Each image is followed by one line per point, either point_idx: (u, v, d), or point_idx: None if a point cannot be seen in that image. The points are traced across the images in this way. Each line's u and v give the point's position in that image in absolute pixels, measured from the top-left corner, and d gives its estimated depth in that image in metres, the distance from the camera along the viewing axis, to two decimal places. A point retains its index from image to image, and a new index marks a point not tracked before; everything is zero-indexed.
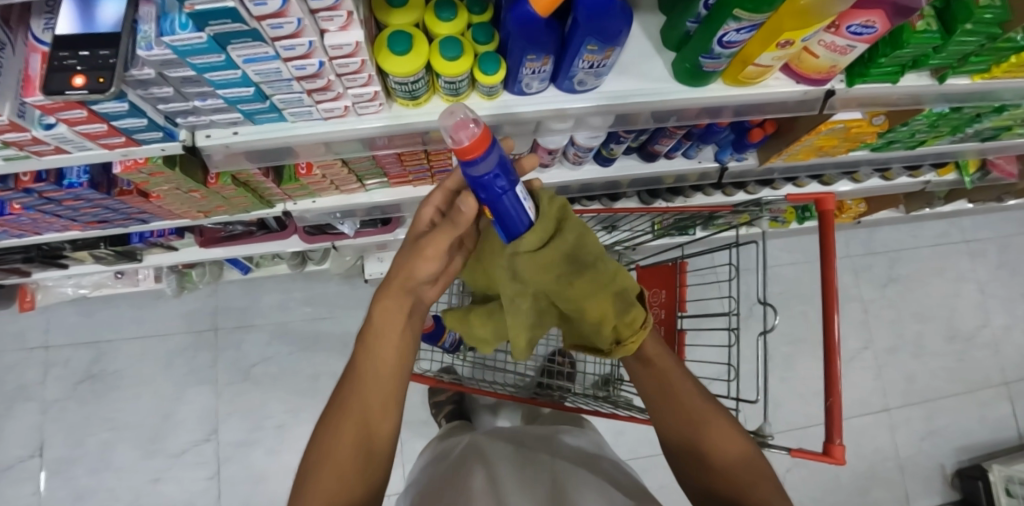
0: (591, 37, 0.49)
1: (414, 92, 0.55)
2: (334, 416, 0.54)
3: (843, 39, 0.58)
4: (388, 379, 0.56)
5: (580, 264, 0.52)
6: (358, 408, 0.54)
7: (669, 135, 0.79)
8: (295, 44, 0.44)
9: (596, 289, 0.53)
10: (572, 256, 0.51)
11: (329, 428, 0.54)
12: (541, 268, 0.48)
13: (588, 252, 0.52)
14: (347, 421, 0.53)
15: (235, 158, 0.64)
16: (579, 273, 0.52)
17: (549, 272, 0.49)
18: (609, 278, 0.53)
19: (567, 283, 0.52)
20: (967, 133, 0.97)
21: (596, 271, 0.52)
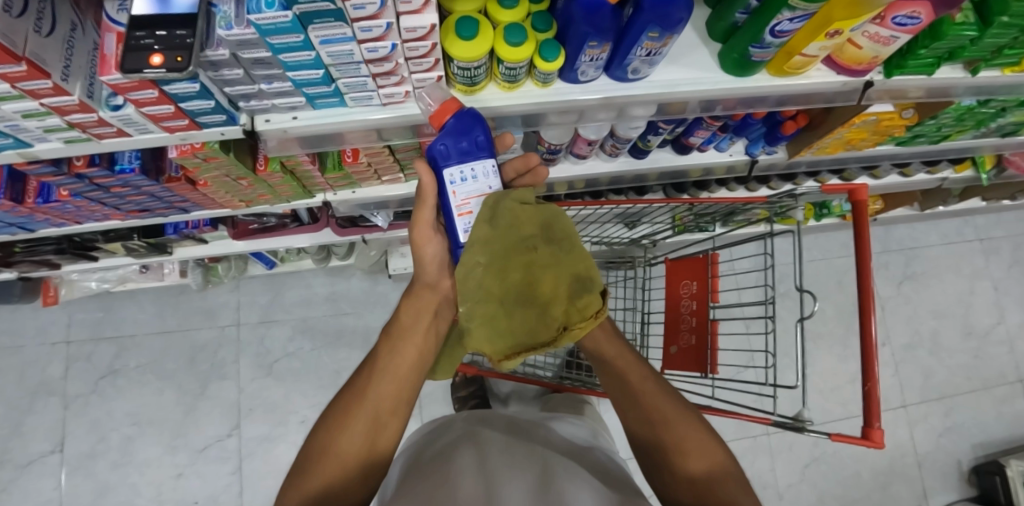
0: (653, 24, 0.50)
1: (474, 78, 0.57)
2: (350, 400, 0.56)
3: (887, 30, 0.59)
4: (408, 375, 0.58)
5: (553, 233, 0.52)
6: (373, 396, 0.56)
7: (705, 127, 0.81)
8: (373, 25, 0.45)
9: (563, 260, 0.50)
10: (549, 222, 0.52)
11: (342, 410, 0.55)
12: (514, 217, 0.51)
13: (561, 227, 0.53)
14: (360, 407, 0.55)
15: (289, 144, 0.65)
16: (551, 241, 0.51)
17: (523, 223, 0.51)
18: (576, 257, 0.51)
19: (534, 243, 0.51)
20: (990, 128, 0.99)
21: (560, 248, 0.51)
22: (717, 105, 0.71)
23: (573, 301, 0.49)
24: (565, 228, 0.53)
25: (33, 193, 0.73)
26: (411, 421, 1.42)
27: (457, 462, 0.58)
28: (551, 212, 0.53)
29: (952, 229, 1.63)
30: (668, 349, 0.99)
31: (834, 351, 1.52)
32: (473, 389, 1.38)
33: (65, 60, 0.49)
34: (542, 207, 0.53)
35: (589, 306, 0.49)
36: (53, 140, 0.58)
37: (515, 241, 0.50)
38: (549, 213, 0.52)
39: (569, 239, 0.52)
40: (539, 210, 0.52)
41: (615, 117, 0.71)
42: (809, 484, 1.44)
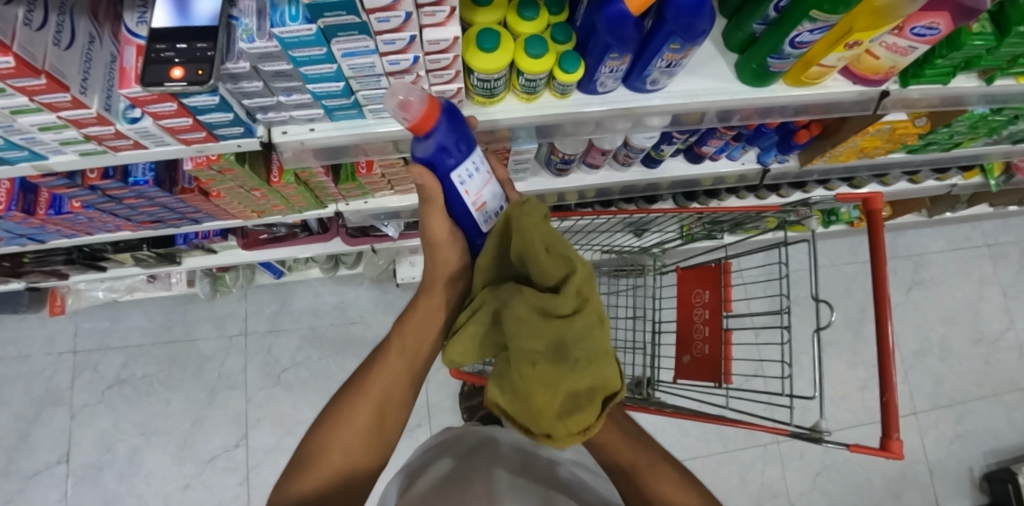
0: (676, 35, 0.50)
1: (493, 90, 0.57)
2: (353, 390, 0.57)
3: (904, 41, 0.59)
4: (411, 369, 0.60)
5: (564, 354, 0.45)
6: (378, 389, 0.57)
7: (719, 136, 0.81)
8: (396, 38, 0.44)
9: (565, 379, 0.44)
10: (560, 340, 0.44)
11: (345, 402, 0.56)
12: (519, 327, 0.45)
13: (576, 348, 0.44)
14: (364, 400, 0.55)
15: (305, 155, 0.65)
16: (552, 361, 0.45)
17: (530, 340, 0.45)
18: (585, 374, 0.45)
19: (534, 360, 0.45)
20: (1001, 135, 0.99)
21: (570, 368, 0.44)
22: (734, 114, 0.71)
23: (563, 414, 0.45)
24: (585, 338, 0.45)
25: (44, 204, 0.72)
26: (419, 430, 1.40)
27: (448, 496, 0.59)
28: (578, 320, 0.45)
29: (960, 235, 1.63)
30: (681, 359, 0.98)
31: (844, 358, 1.51)
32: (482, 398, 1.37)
33: (83, 73, 0.48)
34: (559, 302, 0.44)
35: (579, 422, 0.45)
36: (68, 152, 0.58)
37: (515, 353, 0.45)
38: (573, 314, 0.45)
39: (589, 352, 0.45)
40: (562, 313, 0.44)
41: (632, 127, 0.71)
42: (821, 492, 1.43)
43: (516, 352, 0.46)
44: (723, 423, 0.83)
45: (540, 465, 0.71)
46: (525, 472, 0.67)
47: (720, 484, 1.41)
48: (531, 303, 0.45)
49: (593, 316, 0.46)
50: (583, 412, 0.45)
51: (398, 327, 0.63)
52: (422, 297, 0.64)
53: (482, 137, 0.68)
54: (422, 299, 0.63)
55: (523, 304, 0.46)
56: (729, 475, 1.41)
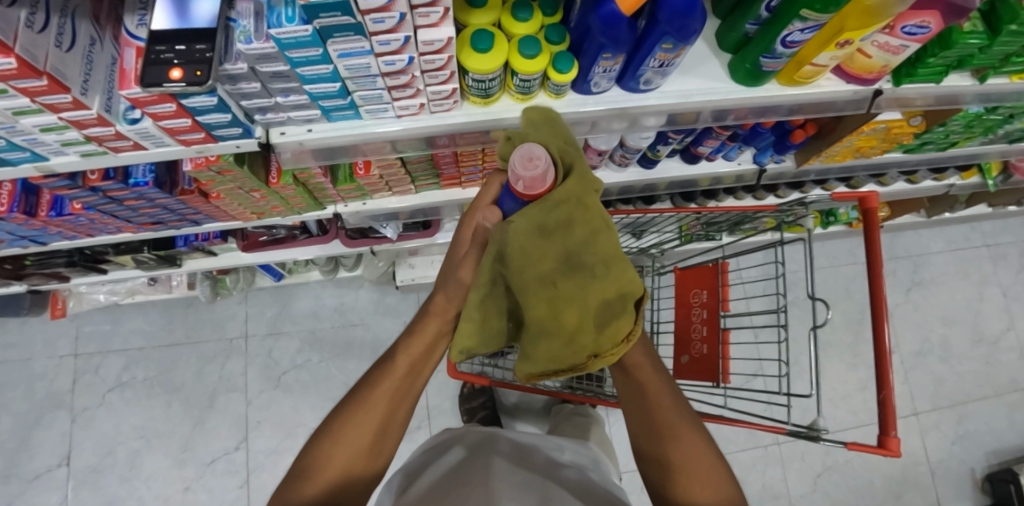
0: (668, 35, 0.50)
1: (488, 90, 0.57)
2: (348, 412, 0.55)
3: (897, 40, 0.59)
4: (406, 392, 0.57)
5: (577, 262, 0.46)
6: (376, 412, 0.55)
7: (715, 136, 0.82)
8: (391, 39, 0.45)
9: (587, 289, 0.46)
10: (568, 251, 0.45)
11: (341, 420, 0.54)
12: (523, 250, 0.45)
13: (587, 254, 0.45)
14: (362, 421, 0.54)
15: (303, 156, 0.65)
16: (569, 273, 0.46)
17: (540, 261, 0.46)
18: (609, 280, 0.45)
19: (552, 280, 0.46)
20: (997, 134, 0.99)
21: (588, 275, 0.45)
22: (728, 114, 0.71)
23: (599, 327, 0.46)
24: (594, 243, 0.45)
25: (46, 206, 0.73)
26: (419, 433, 1.40)
27: (454, 494, 0.60)
28: (577, 226, 0.45)
29: (959, 235, 1.63)
30: (679, 359, 0.98)
31: (844, 359, 1.51)
32: (482, 400, 1.37)
33: (84, 75, 0.49)
34: (553, 211, 0.44)
35: (619, 330, 0.47)
36: (70, 153, 0.58)
37: (527, 278, 0.47)
38: (572, 224, 0.45)
39: (602, 254, 0.45)
40: (562, 223, 0.44)
41: (628, 127, 0.71)
42: (822, 494, 1.42)
43: (528, 278, 0.46)
44: (721, 422, 0.83)
45: (543, 463, 0.71)
46: (528, 467, 0.68)
47: None
48: (526, 223, 0.44)
49: (594, 221, 0.45)
50: (617, 320, 0.46)
51: (391, 347, 0.58)
52: (421, 314, 0.59)
53: (478, 137, 0.68)
54: (423, 316, 0.58)
55: (513, 227, 0.45)
56: None
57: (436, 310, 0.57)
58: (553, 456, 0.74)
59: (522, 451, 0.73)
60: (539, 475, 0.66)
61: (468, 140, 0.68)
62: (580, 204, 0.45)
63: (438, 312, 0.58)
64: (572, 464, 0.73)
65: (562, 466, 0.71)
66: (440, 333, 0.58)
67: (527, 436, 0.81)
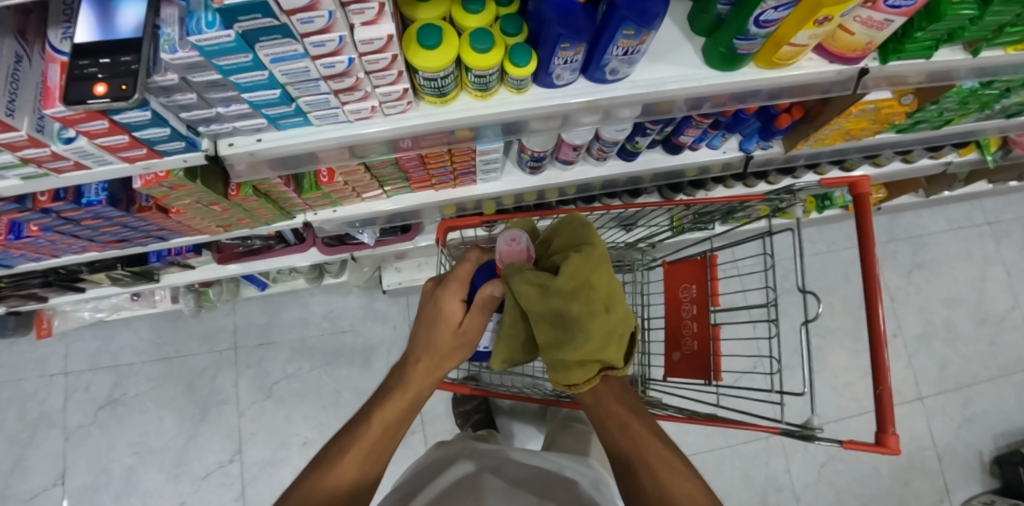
0: (629, 20, 0.47)
1: (442, 89, 0.54)
2: (315, 475, 0.52)
3: (880, 14, 0.55)
4: (381, 455, 0.56)
5: (562, 315, 0.57)
6: (347, 474, 0.53)
7: (695, 124, 0.77)
8: (325, 40, 0.43)
9: (569, 344, 0.58)
10: (555, 308, 0.57)
11: (310, 483, 0.51)
12: (524, 298, 0.58)
13: (575, 314, 0.56)
14: (331, 480, 0.52)
15: (259, 167, 0.62)
16: (557, 325, 0.59)
17: (535, 306, 0.58)
18: (588, 341, 0.57)
19: (538, 319, 0.60)
20: (994, 110, 0.96)
21: (567, 335, 0.58)
22: (710, 99, 0.67)
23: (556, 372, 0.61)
24: (575, 325, 0.57)
25: (3, 229, 0.70)
26: (413, 438, 1.38)
27: None
28: (565, 287, 0.56)
29: (960, 214, 1.58)
30: (670, 356, 0.94)
31: (845, 345, 1.48)
32: (477, 403, 1.35)
33: (9, 94, 0.46)
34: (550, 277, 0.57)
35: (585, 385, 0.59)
36: (11, 177, 0.56)
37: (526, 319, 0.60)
38: (561, 305, 0.57)
39: (588, 314, 0.56)
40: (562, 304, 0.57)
41: (601, 119, 0.68)
42: (827, 483, 1.40)
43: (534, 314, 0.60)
44: (713, 424, 0.79)
45: (541, 484, 0.67)
46: (529, 489, 0.65)
47: (722, 480, 1.38)
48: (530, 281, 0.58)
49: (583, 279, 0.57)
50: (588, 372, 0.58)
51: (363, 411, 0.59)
52: (399, 376, 0.62)
53: (443, 138, 0.65)
54: (402, 378, 0.61)
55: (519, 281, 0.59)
56: (731, 470, 1.38)
57: (413, 375, 0.61)
58: (551, 474, 0.71)
59: (519, 474, 0.70)
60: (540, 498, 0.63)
61: (433, 141, 0.65)
62: (565, 310, 0.57)
63: (425, 365, 0.61)
64: (567, 480, 0.69)
65: (561, 482, 0.68)
66: (415, 397, 0.60)
67: (520, 454, 0.77)
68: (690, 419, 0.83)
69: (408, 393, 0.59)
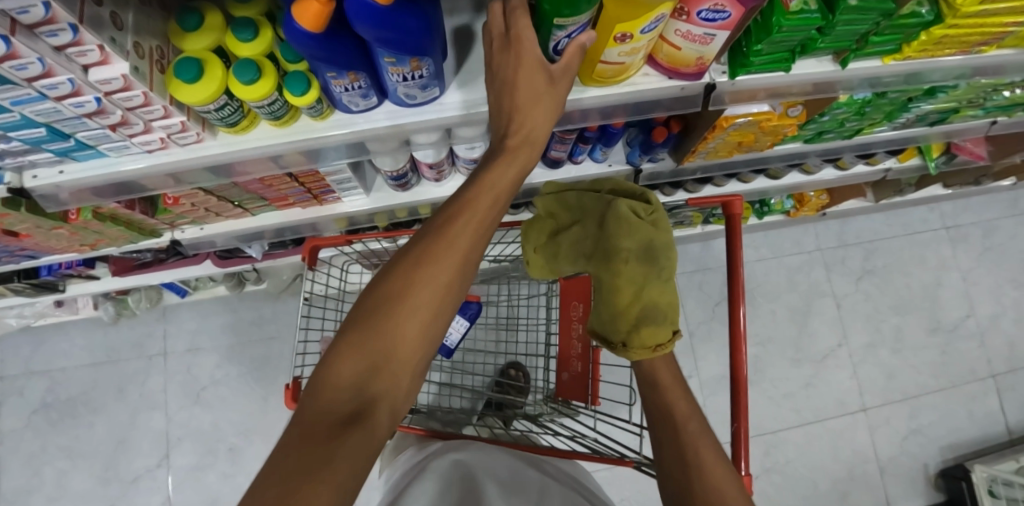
0: (381, 49, 0.44)
1: (228, 119, 0.52)
2: (364, 318, 0.37)
3: (697, 28, 0.51)
4: (451, 287, 0.39)
5: (652, 255, 0.59)
6: (409, 316, 0.37)
7: (560, 140, 0.75)
8: (54, 83, 0.42)
9: (647, 283, 0.59)
10: (650, 245, 0.59)
11: (356, 324, 0.37)
12: (625, 227, 0.59)
13: (663, 258, 0.59)
14: (385, 321, 0.37)
15: (82, 194, 0.61)
16: (643, 262, 0.59)
17: (628, 235, 0.59)
18: (664, 286, 0.60)
19: (628, 257, 0.59)
20: (909, 118, 0.91)
21: (651, 274, 0.59)
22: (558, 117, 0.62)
23: (639, 325, 0.58)
24: (654, 266, 0.59)
25: None
26: None
27: None
28: (661, 232, 0.61)
29: (916, 218, 1.52)
30: (559, 376, 0.91)
31: (787, 354, 1.43)
32: None
33: None
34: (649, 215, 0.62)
35: (651, 336, 0.58)
36: None
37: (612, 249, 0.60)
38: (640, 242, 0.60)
39: (667, 262, 0.60)
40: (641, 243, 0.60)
41: (442, 138, 0.66)
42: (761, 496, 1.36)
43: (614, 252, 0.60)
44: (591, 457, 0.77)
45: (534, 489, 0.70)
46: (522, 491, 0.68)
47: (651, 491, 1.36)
48: (629, 209, 0.61)
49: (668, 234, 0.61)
50: (656, 324, 0.58)
51: (417, 239, 0.40)
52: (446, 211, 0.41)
53: (269, 163, 0.63)
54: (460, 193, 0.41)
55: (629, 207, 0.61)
56: None
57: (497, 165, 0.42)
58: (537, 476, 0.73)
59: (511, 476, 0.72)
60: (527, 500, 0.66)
61: (260, 167, 0.63)
62: (659, 252, 0.59)
63: (490, 196, 0.41)
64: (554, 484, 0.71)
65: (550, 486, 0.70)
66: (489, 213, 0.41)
67: (513, 459, 0.77)
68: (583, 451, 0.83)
69: (501, 187, 0.42)
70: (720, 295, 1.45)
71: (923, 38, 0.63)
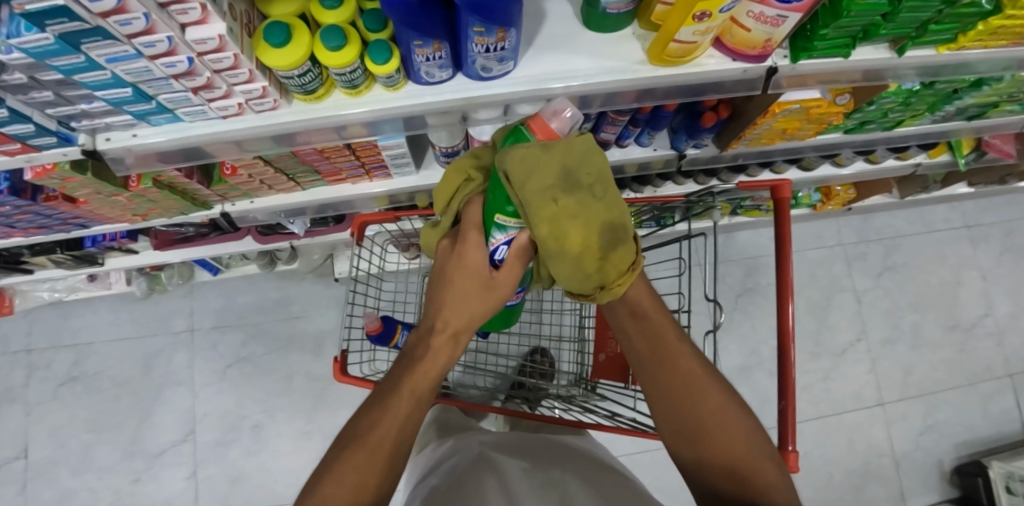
0: (473, 18, 0.45)
1: (307, 86, 0.52)
2: (348, 442, 0.49)
3: (771, 9, 0.52)
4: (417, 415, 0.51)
5: (571, 178, 0.42)
6: (376, 437, 0.48)
7: (612, 121, 0.75)
8: (153, 41, 0.42)
9: (588, 209, 0.43)
10: (565, 166, 0.42)
11: (342, 448, 0.48)
12: (526, 165, 0.42)
13: (582, 173, 0.43)
14: (360, 444, 0.48)
15: (147, 160, 0.62)
16: (571, 189, 0.43)
17: (538, 175, 0.42)
18: (610, 202, 0.44)
19: (552, 196, 0.42)
20: (949, 111, 0.92)
21: (585, 195, 0.43)
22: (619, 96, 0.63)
23: (607, 253, 0.45)
24: (582, 194, 0.43)
25: None
26: None
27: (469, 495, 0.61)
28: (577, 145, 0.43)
29: (937, 216, 1.53)
30: (596, 358, 0.92)
31: (807, 347, 1.44)
32: None
33: None
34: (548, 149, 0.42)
35: (622, 262, 0.46)
36: None
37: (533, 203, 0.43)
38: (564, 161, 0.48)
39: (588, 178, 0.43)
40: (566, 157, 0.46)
41: (501, 114, 0.66)
42: None
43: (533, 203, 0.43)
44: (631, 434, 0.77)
45: (555, 460, 0.70)
46: (545, 464, 0.69)
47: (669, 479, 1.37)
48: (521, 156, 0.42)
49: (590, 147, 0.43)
50: (617, 252, 0.45)
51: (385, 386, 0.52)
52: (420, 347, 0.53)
53: (331, 133, 0.63)
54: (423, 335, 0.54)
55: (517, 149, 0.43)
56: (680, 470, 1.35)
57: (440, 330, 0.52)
58: (559, 450, 0.75)
59: (530, 454, 0.73)
60: (553, 472, 0.66)
61: (322, 137, 0.64)
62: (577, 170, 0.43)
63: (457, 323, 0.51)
64: (575, 457, 0.73)
65: (569, 457, 0.73)
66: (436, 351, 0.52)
67: (531, 440, 0.78)
68: (620, 430, 0.83)
69: (432, 373, 0.52)
70: (742, 287, 1.46)
71: (981, 28, 0.63)
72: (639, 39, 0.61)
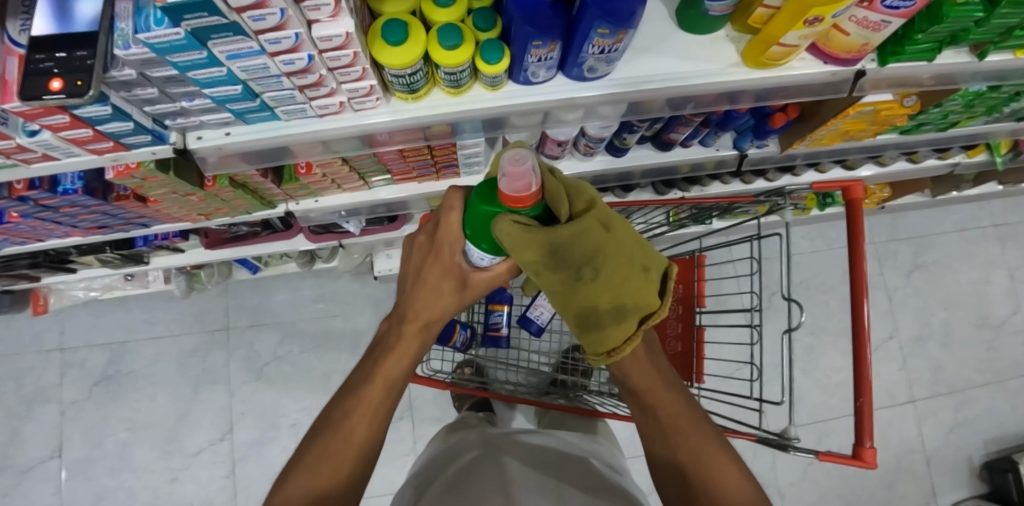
0: (600, 20, 0.44)
1: (412, 85, 0.52)
2: (320, 438, 0.53)
3: (876, 15, 0.52)
4: (383, 407, 0.55)
5: (564, 255, 0.41)
6: (347, 431, 0.53)
7: (685, 122, 0.75)
8: (281, 37, 0.41)
9: (585, 282, 0.44)
10: (556, 245, 0.40)
11: (316, 444, 0.53)
12: (514, 246, 0.40)
13: (576, 248, 0.41)
14: (330, 439, 0.52)
15: (231, 160, 0.61)
16: (559, 266, 0.42)
17: (528, 257, 0.41)
18: (609, 273, 0.44)
19: (539, 271, 0.43)
20: (1004, 112, 0.93)
21: (584, 270, 0.43)
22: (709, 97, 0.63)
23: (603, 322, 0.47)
24: (577, 271, 0.43)
25: None
26: (401, 422, 1.40)
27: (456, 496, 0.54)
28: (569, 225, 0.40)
29: (966, 215, 1.54)
30: None
31: (840, 344, 1.45)
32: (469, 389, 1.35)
33: None
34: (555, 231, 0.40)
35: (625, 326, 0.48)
36: None
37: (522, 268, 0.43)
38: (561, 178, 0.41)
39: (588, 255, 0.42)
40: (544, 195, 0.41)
41: (582, 117, 0.65)
42: (813, 483, 1.38)
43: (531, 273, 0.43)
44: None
45: (557, 464, 0.62)
46: (544, 467, 0.61)
47: None
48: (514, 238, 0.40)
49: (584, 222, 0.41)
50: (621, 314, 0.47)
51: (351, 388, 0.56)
52: (383, 349, 0.57)
53: (418, 133, 0.62)
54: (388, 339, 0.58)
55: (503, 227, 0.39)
56: None
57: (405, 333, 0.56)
58: (566, 453, 0.67)
59: (532, 455, 0.64)
60: (552, 477, 0.58)
61: (408, 137, 0.63)
62: (579, 247, 0.41)
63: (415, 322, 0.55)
64: (580, 462, 0.64)
65: (572, 460, 0.65)
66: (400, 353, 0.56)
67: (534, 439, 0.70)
68: None
69: (402, 362, 0.56)
70: (777, 285, 1.47)
71: None
72: (733, 41, 0.61)
